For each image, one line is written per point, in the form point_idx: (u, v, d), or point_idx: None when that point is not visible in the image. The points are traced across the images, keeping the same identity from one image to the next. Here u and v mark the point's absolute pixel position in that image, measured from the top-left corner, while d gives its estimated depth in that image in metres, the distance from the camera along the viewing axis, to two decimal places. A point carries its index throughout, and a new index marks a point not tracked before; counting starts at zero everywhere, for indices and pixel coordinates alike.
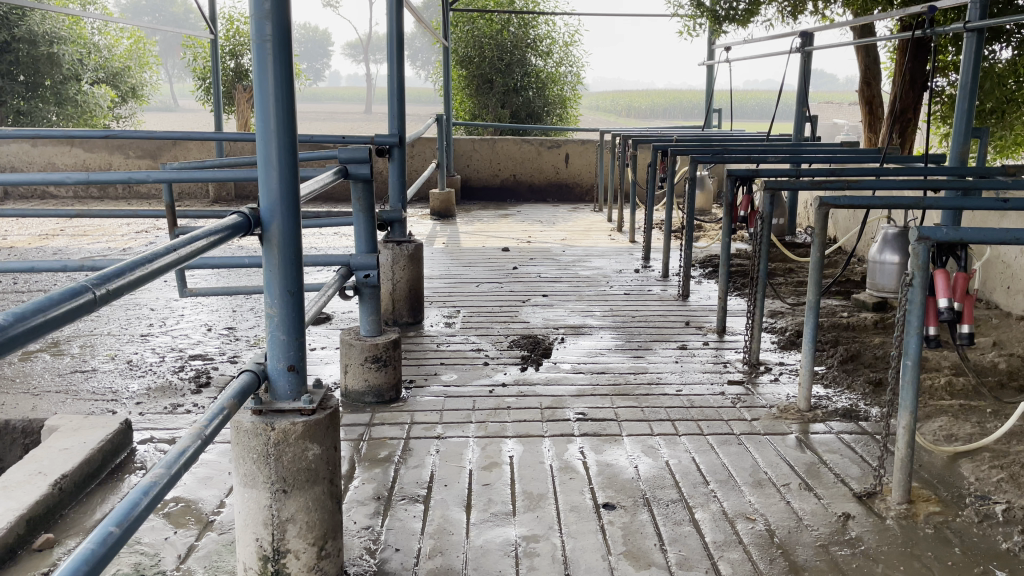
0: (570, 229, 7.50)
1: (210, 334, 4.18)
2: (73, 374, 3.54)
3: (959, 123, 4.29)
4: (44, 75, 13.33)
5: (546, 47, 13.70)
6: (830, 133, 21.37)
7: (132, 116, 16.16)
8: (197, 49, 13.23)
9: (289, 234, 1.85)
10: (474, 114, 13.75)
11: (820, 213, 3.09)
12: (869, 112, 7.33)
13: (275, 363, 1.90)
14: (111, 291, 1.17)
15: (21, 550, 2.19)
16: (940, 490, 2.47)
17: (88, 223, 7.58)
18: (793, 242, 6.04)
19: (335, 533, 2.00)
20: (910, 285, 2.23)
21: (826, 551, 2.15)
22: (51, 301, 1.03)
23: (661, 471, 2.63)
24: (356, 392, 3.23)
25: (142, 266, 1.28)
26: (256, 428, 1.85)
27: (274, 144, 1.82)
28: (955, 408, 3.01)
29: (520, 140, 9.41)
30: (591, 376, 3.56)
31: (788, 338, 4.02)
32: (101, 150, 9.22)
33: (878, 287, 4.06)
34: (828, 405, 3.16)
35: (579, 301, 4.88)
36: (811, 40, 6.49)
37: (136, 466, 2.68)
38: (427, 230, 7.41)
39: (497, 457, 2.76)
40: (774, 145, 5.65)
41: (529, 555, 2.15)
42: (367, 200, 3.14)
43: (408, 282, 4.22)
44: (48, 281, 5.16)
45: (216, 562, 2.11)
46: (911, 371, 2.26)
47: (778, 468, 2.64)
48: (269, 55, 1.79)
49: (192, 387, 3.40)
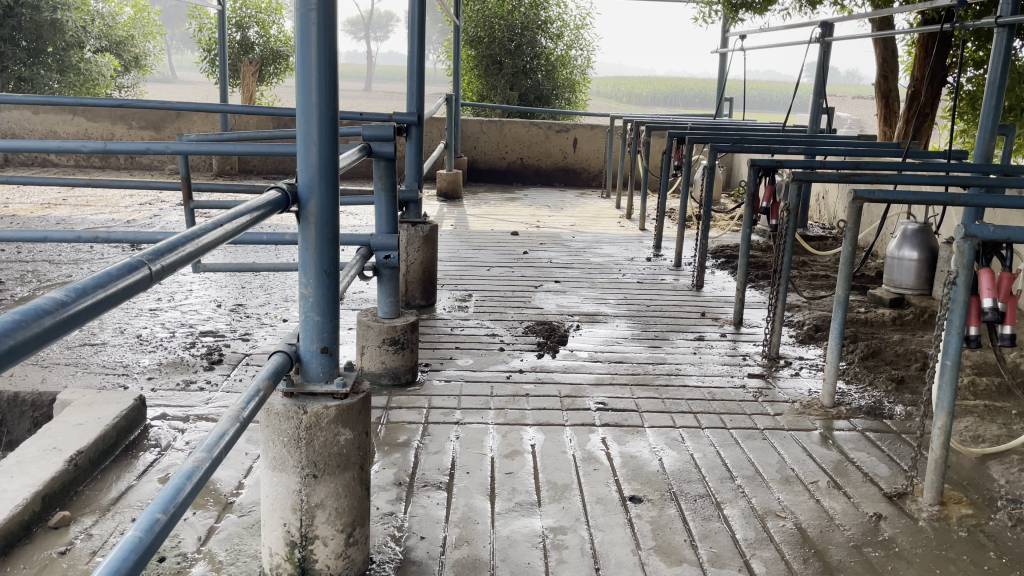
0: (579, 215, 7.44)
1: (220, 310, 4.11)
2: (82, 348, 3.47)
3: (986, 119, 4.24)
4: (47, 42, 13.14)
5: (556, 29, 13.57)
6: (836, 126, 21.17)
7: (134, 87, 15.93)
8: (204, 20, 13.06)
9: (328, 211, 1.78)
10: (482, 95, 13.65)
11: (853, 207, 3.03)
12: (885, 105, 7.29)
13: (308, 345, 1.84)
14: (166, 267, 1.11)
15: (37, 528, 2.13)
16: (971, 492, 2.43)
17: (90, 194, 7.49)
18: (806, 235, 5.99)
19: (363, 521, 1.94)
20: (954, 284, 2.19)
21: (859, 552, 2.12)
22: (111, 276, 0.97)
23: (686, 465, 2.59)
24: (372, 374, 3.17)
25: (196, 240, 1.22)
26: (288, 411, 1.80)
27: (315, 118, 1.76)
28: (981, 409, 2.97)
29: (528, 123, 9.32)
30: (608, 365, 3.51)
31: (806, 332, 3.98)
32: (104, 119, 9.13)
33: (897, 282, 4.12)
34: (851, 402, 3.12)
35: (592, 289, 4.83)
36: (832, 30, 6.42)
37: (150, 444, 2.63)
38: (434, 211, 7.34)
39: (518, 445, 2.72)
40: (791, 136, 5.58)
41: (558, 548, 2.11)
42: (389, 179, 3.06)
43: (423, 264, 4.15)
44: (53, 251, 5.09)
45: (237, 546, 2.06)
46: (950, 371, 2.22)
47: (805, 465, 2.61)
48: (313, 25, 1.73)
49: (205, 363, 3.35)
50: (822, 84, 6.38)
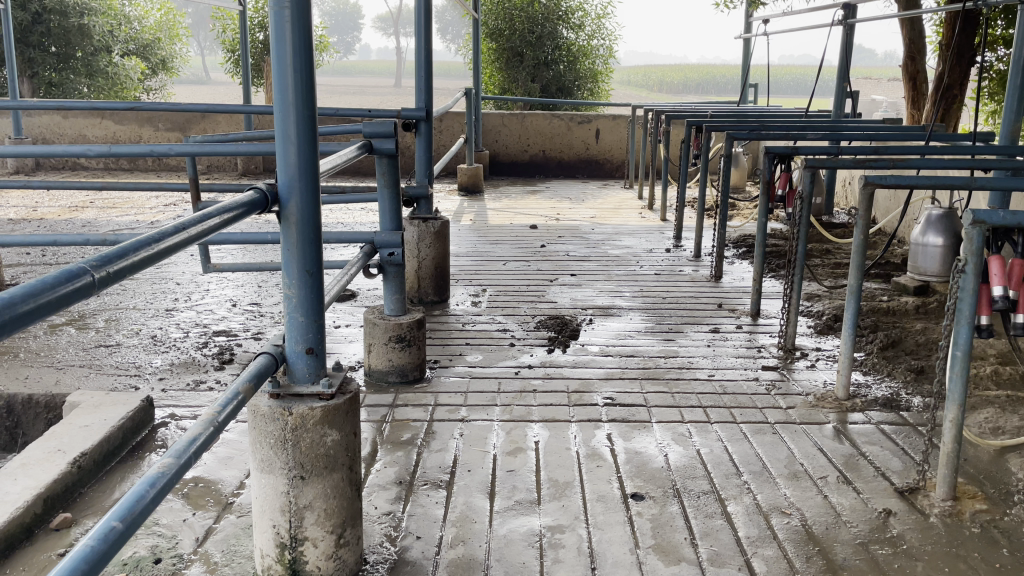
0: (600, 207, 7.37)
1: (235, 310, 4.14)
2: (97, 349, 3.52)
3: (1011, 99, 4.11)
4: (75, 47, 13.39)
5: (578, 20, 13.44)
6: (868, 109, 20.63)
7: (162, 89, 16.18)
8: (227, 21, 13.21)
9: (308, 211, 1.77)
10: (503, 88, 13.62)
11: (864, 193, 2.94)
12: (912, 88, 7.13)
13: (293, 346, 1.83)
14: (113, 274, 1.10)
15: (39, 529, 2.15)
16: (986, 486, 2.35)
17: (117, 196, 7.61)
18: (830, 222, 5.88)
19: (354, 522, 1.93)
20: (963, 272, 2.11)
21: (866, 550, 2.06)
22: (47, 285, 0.97)
23: (691, 461, 2.54)
24: (379, 371, 3.17)
25: (150, 246, 1.22)
26: (273, 412, 1.79)
27: (292, 116, 1.73)
28: (1002, 399, 2.87)
29: (550, 115, 9.26)
30: (619, 359, 3.46)
31: (825, 323, 3.89)
32: (131, 123, 9.27)
33: (922, 270, 3.81)
34: (867, 394, 3.04)
35: (609, 282, 4.77)
36: (855, 12, 6.27)
37: (157, 445, 2.65)
38: (454, 206, 7.31)
39: (522, 441, 2.69)
40: (813, 122, 5.46)
41: (554, 547, 2.08)
42: (391, 175, 3.04)
43: (435, 260, 4.14)
44: (76, 255, 5.17)
45: (233, 547, 2.07)
46: (961, 362, 2.15)
47: (815, 460, 2.54)
48: (287, 23, 1.70)
49: (216, 362, 3.37)
50: (846, 67, 6.25)
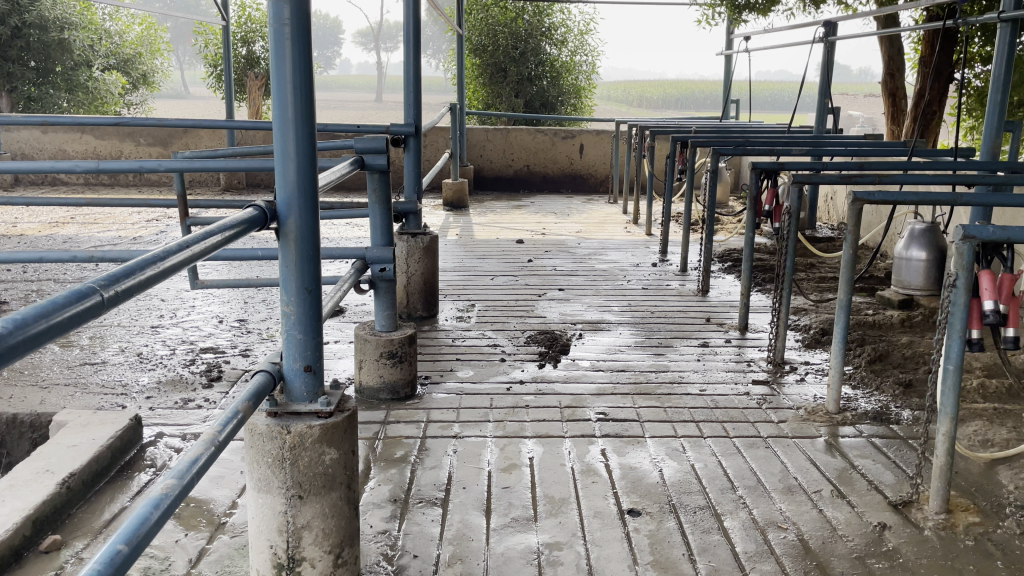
0: (585, 221, 7.40)
1: (222, 326, 4.11)
2: (82, 367, 3.47)
3: (992, 116, 4.17)
4: (55, 61, 13.30)
5: (561, 35, 13.56)
6: (847, 124, 20.87)
7: (142, 103, 16.08)
8: (209, 36, 13.15)
9: (306, 228, 1.75)
10: (487, 103, 13.68)
11: (852, 209, 2.97)
12: (891, 104, 7.23)
13: (292, 363, 1.81)
14: (121, 292, 1.09)
15: (27, 552, 2.11)
16: (978, 499, 2.38)
17: (98, 211, 7.53)
18: (813, 236, 5.94)
19: (351, 541, 1.91)
20: (954, 286, 2.13)
21: (863, 563, 2.07)
22: (58, 305, 0.95)
23: (686, 475, 2.55)
24: (370, 388, 3.15)
25: (155, 264, 1.20)
26: (271, 431, 1.78)
27: (291, 133, 1.73)
28: (989, 412, 2.90)
29: (533, 130, 9.30)
30: (610, 374, 3.47)
31: (813, 337, 3.92)
32: (112, 138, 9.20)
33: (906, 283, 3.85)
34: (857, 408, 3.07)
35: (597, 296, 4.78)
36: (836, 29, 6.35)
37: (146, 464, 2.61)
38: (440, 221, 7.32)
39: (516, 458, 2.68)
40: (796, 137, 5.52)
41: (552, 564, 2.07)
42: (383, 191, 3.03)
43: (424, 275, 4.13)
44: (58, 271, 5.10)
45: (227, 568, 2.04)
46: (952, 375, 2.17)
47: (808, 474, 2.55)
48: (287, 39, 1.70)
49: (203, 380, 3.34)
50: (827, 83, 6.33)
